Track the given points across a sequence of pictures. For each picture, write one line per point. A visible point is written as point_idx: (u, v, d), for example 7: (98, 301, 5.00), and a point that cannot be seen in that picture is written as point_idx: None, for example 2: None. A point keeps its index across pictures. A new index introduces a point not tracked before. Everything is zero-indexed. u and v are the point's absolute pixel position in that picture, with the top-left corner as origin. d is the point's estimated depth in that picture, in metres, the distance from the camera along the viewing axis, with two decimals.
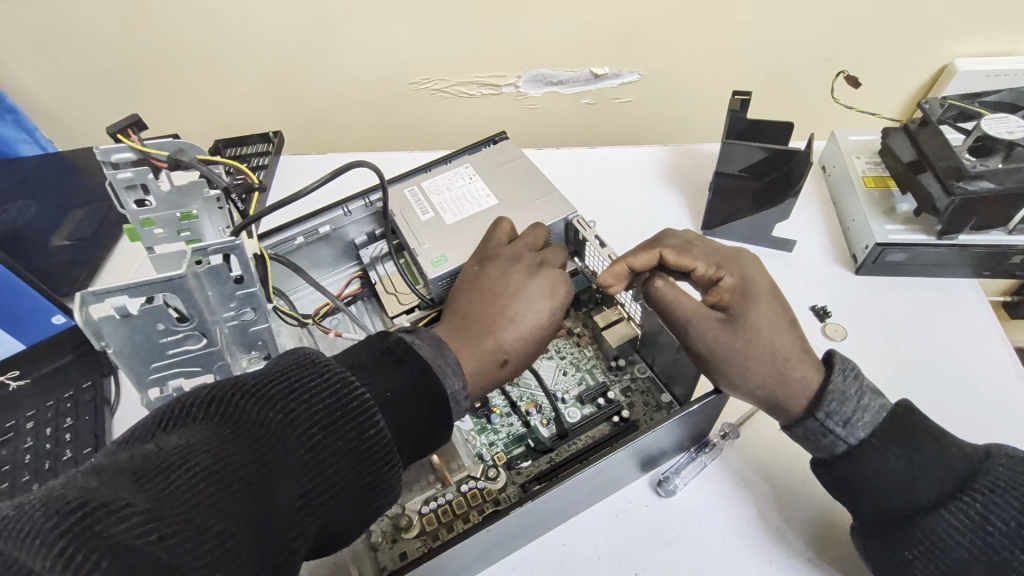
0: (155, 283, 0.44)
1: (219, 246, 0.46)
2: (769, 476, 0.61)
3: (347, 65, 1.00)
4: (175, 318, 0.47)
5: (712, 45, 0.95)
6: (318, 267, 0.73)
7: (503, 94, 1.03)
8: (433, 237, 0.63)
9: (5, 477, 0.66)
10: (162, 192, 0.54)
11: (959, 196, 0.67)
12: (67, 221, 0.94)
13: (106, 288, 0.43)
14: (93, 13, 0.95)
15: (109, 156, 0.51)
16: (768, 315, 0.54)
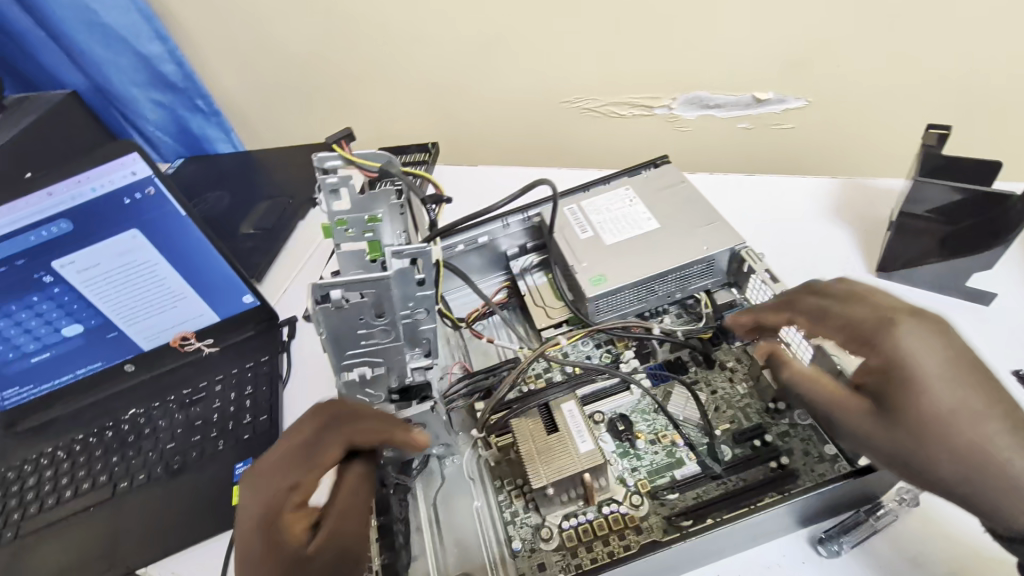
0: (365, 283, 0.50)
1: (412, 250, 0.51)
2: (945, 555, 0.56)
3: (506, 82, 1.06)
4: (375, 313, 0.53)
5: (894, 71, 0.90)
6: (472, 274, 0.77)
7: (655, 116, 1.03)
8: (592, 257, 0.64)
9: (197, 431, 0.75)
10: (357, 197, 0.60)
11: None
12: (253, 213, 1.07)
13: (329, 281, 0.49)
14: (296, 33, 1.09)
15: (324, 163, 0.57)
16: (938, 401, 0.43)
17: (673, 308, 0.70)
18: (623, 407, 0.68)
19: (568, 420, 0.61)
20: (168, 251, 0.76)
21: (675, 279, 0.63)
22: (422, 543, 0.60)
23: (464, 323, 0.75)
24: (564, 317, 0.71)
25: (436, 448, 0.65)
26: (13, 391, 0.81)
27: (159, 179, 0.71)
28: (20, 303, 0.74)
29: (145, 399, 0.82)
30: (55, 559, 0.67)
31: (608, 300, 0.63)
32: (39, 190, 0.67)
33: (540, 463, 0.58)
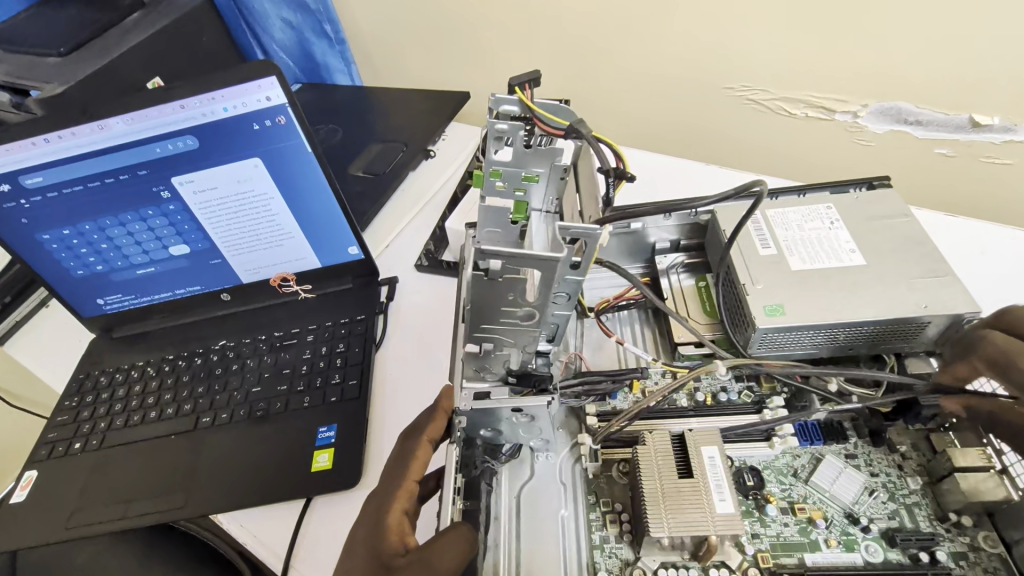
0: (531, 259, 0.41)
1: (581, 231, 0.44)
2: None
3: (667, 57, 0.97)
4: (524, 293, 0.45)
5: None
6: (610, 258, 0.70)
7: (833, 121, 0.94)
8: (770, 279, 0.55)
9: (285, 380, 0.72)
10: (522, 152, 0.56)
11: None
12: (363, 153, 1.02)
13: (493, 249, 0.41)
14: None
15: (499, 107, 0.54)
16: None
17: (838, 365, 0.59)
18: (756, 460, 0.55)
19: (706, 470, 0.47)
20: (286, 185, 0.71)
21: (871, 329, 0.52)
22: (498, 532, 0.55)
23: (592, 311, 0.68)
24: (711, 337, 0.63)
25: (534, 441, 0.58)
26: (116, 298, 0.80)
27: (291, 108, 0.65)
28: (135, 214, 0.72)
29: (237, 332, 0.80)
30: (132, 481, 0.66)
31: (777, 336, 0.53)
32: (171, 102, 0.62)
33: (666, 509, 0.44)
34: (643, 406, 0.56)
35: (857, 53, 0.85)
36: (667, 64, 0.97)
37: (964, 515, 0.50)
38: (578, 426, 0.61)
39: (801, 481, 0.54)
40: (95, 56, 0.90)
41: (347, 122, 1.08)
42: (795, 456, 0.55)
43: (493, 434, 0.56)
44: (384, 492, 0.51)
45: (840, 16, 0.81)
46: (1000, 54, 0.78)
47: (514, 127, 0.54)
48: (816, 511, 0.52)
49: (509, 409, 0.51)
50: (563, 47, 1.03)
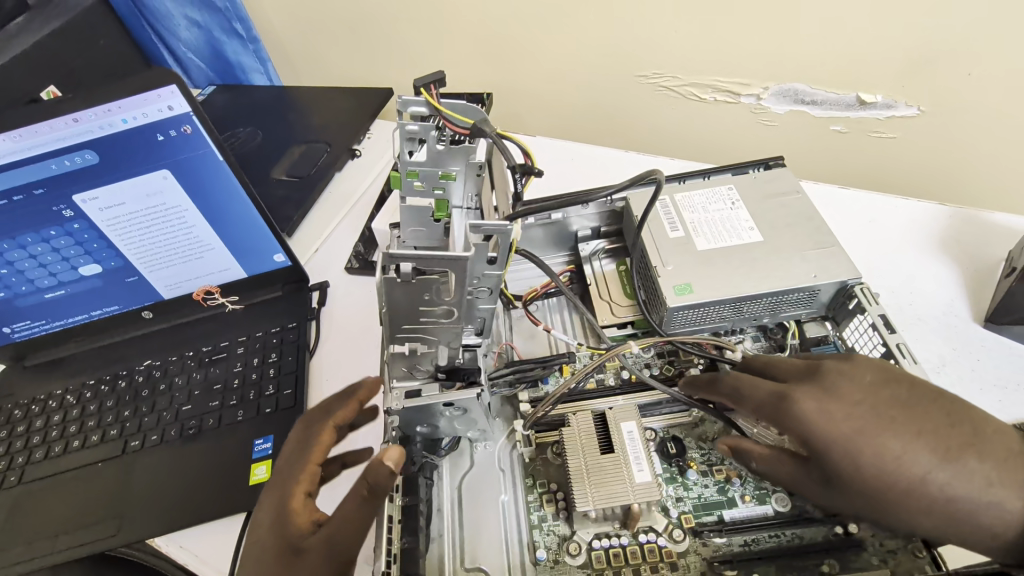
0: (442, 260, 0.43)
1: (491, 228, 0.46)
2: None
3: (582, 47, 0.99)
4: (441, 292, 0.47)
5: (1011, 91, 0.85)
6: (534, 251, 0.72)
7: (740, 104, 0.99)
8: (679, 260, 0.59)
9: (216, 395, 0.71)
10: (435, 151, 0.57)
11: None
12: (285, 156, 1.00)
13: (402, 253, 0.42)
14: None
15: (407, 107, 0.54)
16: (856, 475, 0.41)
17: (752, 330, 0.63)
18: (678, 429, 0.60)
19: (626, 443, 0.49)
20: (198, 197, 0.69)
21: (768, 301, 0.57)
22: (442, 522, 0.57)
23: (520, 301, 0.70)
24: (631, 317, 0.66)
25: (471, 432, 0.59)
26: (24, 325, 0.76)
27: (196, 117, 0.63)
28: (35, 234, 0.68)
29: (163, 350, 0.77)
30: (57, 514, 0.63)
31: (688, 313, 0.57)
32: (63, 116, 0.59)
33: (590, 483, 0.47)
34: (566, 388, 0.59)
35: (757, 39, 0.90)
36: (584, 54, 1.00)
37: None
38: (513, 413, 0.63)
39: (719, 445, 0.58)
40: None
41: (266, 124, 1.05)
42: (713, 422, 0.59)
43: (430, 429, 0.58)
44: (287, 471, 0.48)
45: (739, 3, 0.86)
46: (879, 37, 0.85)
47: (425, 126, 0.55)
48: (732, 470, 0.57)
49: (441, 404, 0.53)
50: (483, 40, 1.04)
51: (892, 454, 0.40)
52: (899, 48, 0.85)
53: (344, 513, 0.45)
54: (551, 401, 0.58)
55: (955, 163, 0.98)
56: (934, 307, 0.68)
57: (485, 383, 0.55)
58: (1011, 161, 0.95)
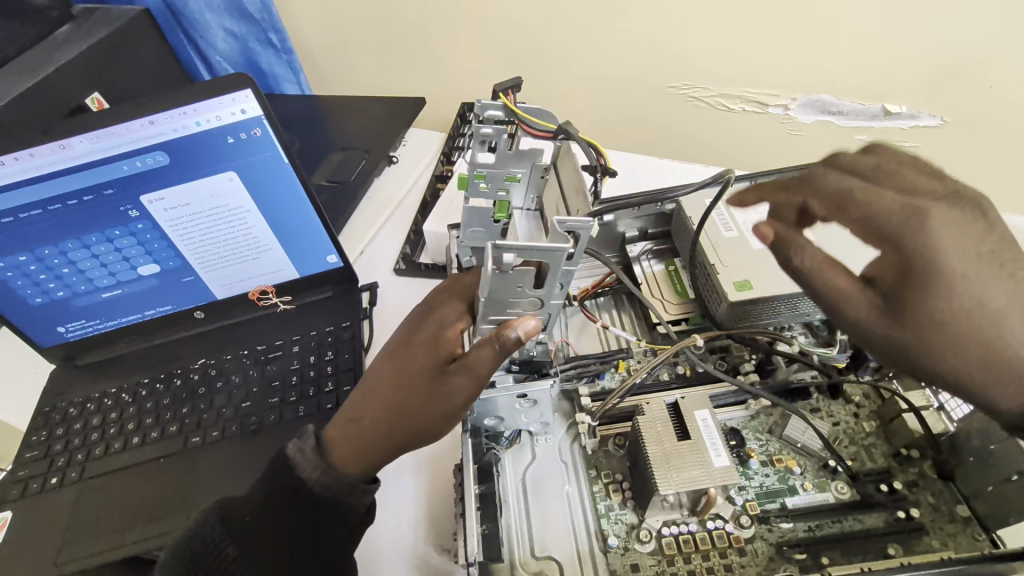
0: (541, 252, 0.43)
1: (575, 224, 0.45)
2: None
3: (615, 58, 1.03)
4: (533, 283, 0.47)
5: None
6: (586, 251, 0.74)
7: (767, 114, 1.03)
8: (736, 259, 0.62)
9: (276, 392, 0.72)
10: (506, 154, 0.58)
11: None
12: (325, 162, 1.02)
13: (507, 244, 0.42)
14: None
15: (484, 112, 0.56)
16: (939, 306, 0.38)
17: (800, 329, 0.67)
18: (735, 421, 0.62)
19: (700, 430, 0.52)
20: (261, 198, 0.71)
21: None
22: (508, 513, 0.57)
23: (575, 299, 0.72)
24: (685, 315, 0.69)
25: (533, 425, 0.61)
26: (78, 325, 0.77)
27: (267, 120, 0.65)
28: (99, 235, 0.69)
29: (216, 349, 0.79)
30: (122, 510, 0.64)
31: (747, 309, 0.60)
32: (141, 118, 0.61)
33: (669, 469, 0.49)
34: (632, 381, 0.61)
35: (787, 53, 0.94)
36: (617, 65, 1.04)
37: (912, 450, 0.58)
38: (572, 407, 0.64)
39: (776, 436, 0.60)
40: (25, 73, 0.84)
41: (303, 132, 1.08)
42: (769, 413, 0.61)
43: (496, 422, 0.59)
44: (438, 315, 0.52)
45: (774, 18, 0.90)
46: (904, 52, 0.89)
47: (499, 129, 0.56)
48: (791, 460, 0.59)
49: (514, 395, 0.55)
50: (518, 52, 1.08)
51: (994, 300, 0.37)
52: (923, 62, 0.90)
53: (476, 359, 0.47)
54: (620, 392, 0.60)
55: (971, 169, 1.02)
56: None
57: (556, 375, 0.58)
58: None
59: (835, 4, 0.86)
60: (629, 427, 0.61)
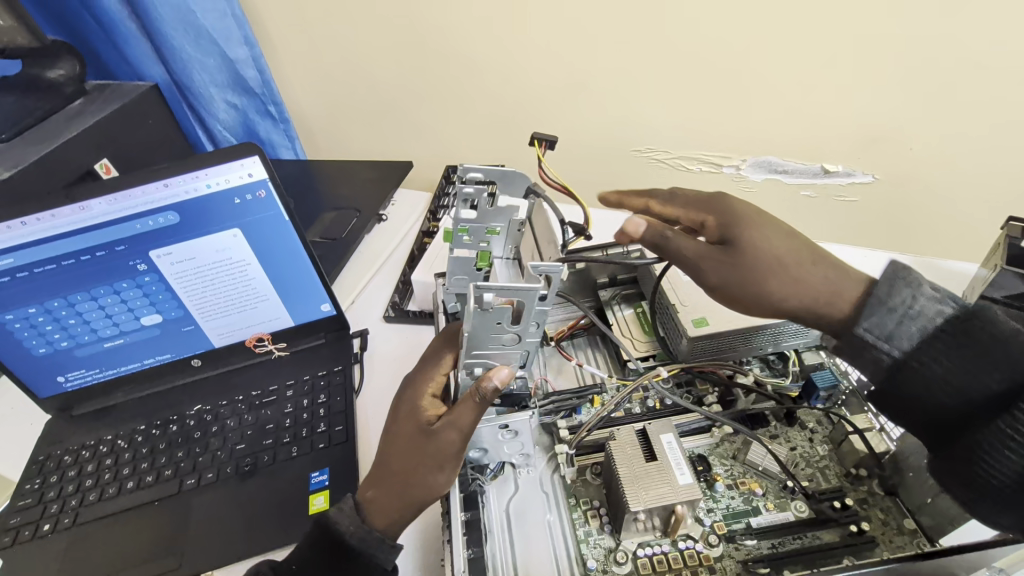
0: (516, 290, 0.49)
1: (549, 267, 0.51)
2: None
3: (585, 126, 1.15)
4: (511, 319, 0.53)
5: (948, 162, 1.03)
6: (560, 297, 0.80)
7: (722, 174, 1.15)
8: (696, 301, 0.70)
9: (270, 435, 0.75)
10: (486, 209, 0.65)
11: None
12: (319, 220, 1.09)
13: (487, 285, 0.49)
14: (389, 60, 1.15)
15: (467, 174, 0.63)
16: (766, 240, 0.58)
17: (757, 361, 0.73)
18: (701, 448, 0.67)
19: (666, 451, 0.57)
20: (262, 253, 0.77)
21: (771, 333, 0.68)
22: (495, 542, 0.60)
23: (552, 339, 0.78)
24: (651, 351, 0.75)
25: (516, 457, 0.65)
26: (78, 374, 0.80)
27: (270, 184, 0.73)
28: (107, 287, 0.74)
29: (212, 396, 0.82)
30: (116, 552, 0.66)
31: (705, 343, 0.67)
32: (155, 181, 0.68)
33: (638, 488, 0.54)
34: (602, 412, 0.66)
35: (735, 121, 1.06)
36: (587, 131, 1.15)
37: (861, 469, 0.64)
38: (551, 441, 0.69)
39: (740, 461, 0.65)
40: (37, 144, 0.91)
41: (298, 193, 1.15)
42: (732, 440, 0.67)
43: (480, 454, 0.63)
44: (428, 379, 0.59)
45: (725, 91, 1.03)
46: (833, 121, 1.02)
47: (480, 191, 0.63)
48: (753, 483, 0.64)
49: (497, 426, 0.60)
50: (499, 120, 1.19)
51: (802, 275, 0.57)
52: (850, 129, 1.03)
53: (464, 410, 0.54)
54: (595, 421, 0.66)
55: (905, 220, 1.14)
56: None
57: (534, 408, 0.63)
58: (953, 219, 1.12)
59: (773, 81, 1.00)
60: (603, 456, 0.66)
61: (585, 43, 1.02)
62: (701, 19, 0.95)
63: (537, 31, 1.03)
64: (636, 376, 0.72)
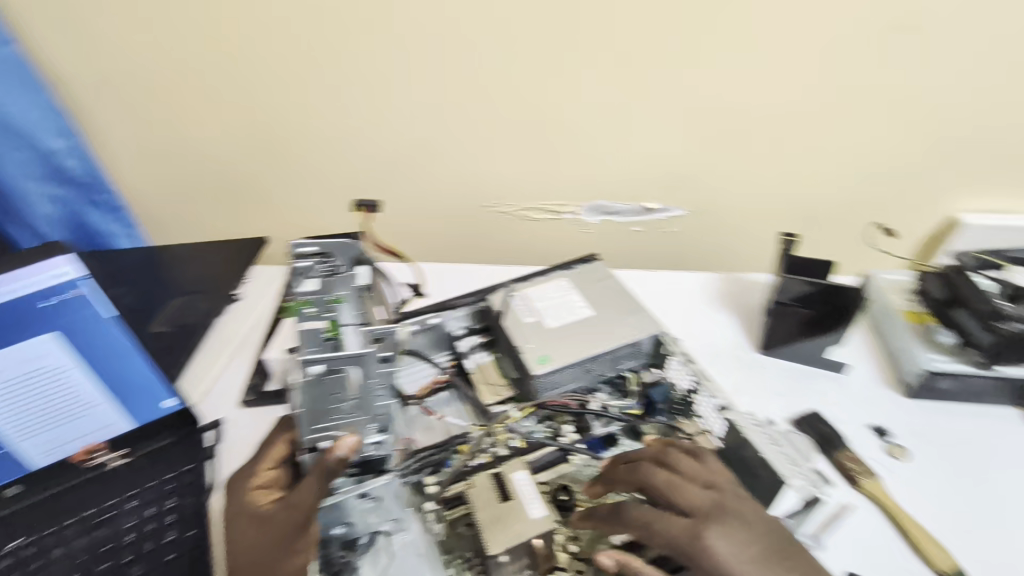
0: (345, 360, 0.54)
1: None
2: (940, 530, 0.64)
3: (428, 187, 1.12)
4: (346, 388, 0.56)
5: (768, 171, 1.02)
6: (419, 353, 0.83)
7: (562, 221, 1.15)
8: (537, 339, 0.75)
9: (109, 556, 0.70)
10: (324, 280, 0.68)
11: (1003, 335, 0.68)
12: (164, 309, 1.03)
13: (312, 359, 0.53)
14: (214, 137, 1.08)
15: (297, 249, 0.70)
16: (724, 539, 0.53)
17: (606, 386, 0.78)
18: (563, 477, 0.71)
19: (520, 491, 0.61)
20: (86, 357, 0.72)
21: (609, 357, 0.74)
22: None
23: (413, 397, 0.80)
24: (509, 393, 0.78)
25: (386, 524, 0.65)
26: None
27: (87, 283, 0.67)
28: None
29: (34, 525, 0.72)
30: None
31: (552, 379, 0.72)
32: None
33: (495, 531, 0.57)
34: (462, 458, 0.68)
35: None
36: (429, 194, 1.13)
37: None
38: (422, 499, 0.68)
39: None
40: None
41: (133, 282, 1.06)
42: (590, 464, 0.71)
43: (346, 529, 0.63)
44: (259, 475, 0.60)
45: (541, 161, 1.06)
46: None
47: (310, 262, 0.70)
48: None
49: (355, 496, 0.59)
50: (326, 196, 1.15)
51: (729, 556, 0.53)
52: None
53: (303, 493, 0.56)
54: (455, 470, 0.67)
55: None
56: (733, 347, 0.85)
57: (394, 470, 0.62)
58: (792, 219, 1.08)
59: None
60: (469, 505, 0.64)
61: (402, 120, 1.03)
62: (506, 97, 0.98)
63: (352, 110, 1.02)
64: (495, 417, 0.75)
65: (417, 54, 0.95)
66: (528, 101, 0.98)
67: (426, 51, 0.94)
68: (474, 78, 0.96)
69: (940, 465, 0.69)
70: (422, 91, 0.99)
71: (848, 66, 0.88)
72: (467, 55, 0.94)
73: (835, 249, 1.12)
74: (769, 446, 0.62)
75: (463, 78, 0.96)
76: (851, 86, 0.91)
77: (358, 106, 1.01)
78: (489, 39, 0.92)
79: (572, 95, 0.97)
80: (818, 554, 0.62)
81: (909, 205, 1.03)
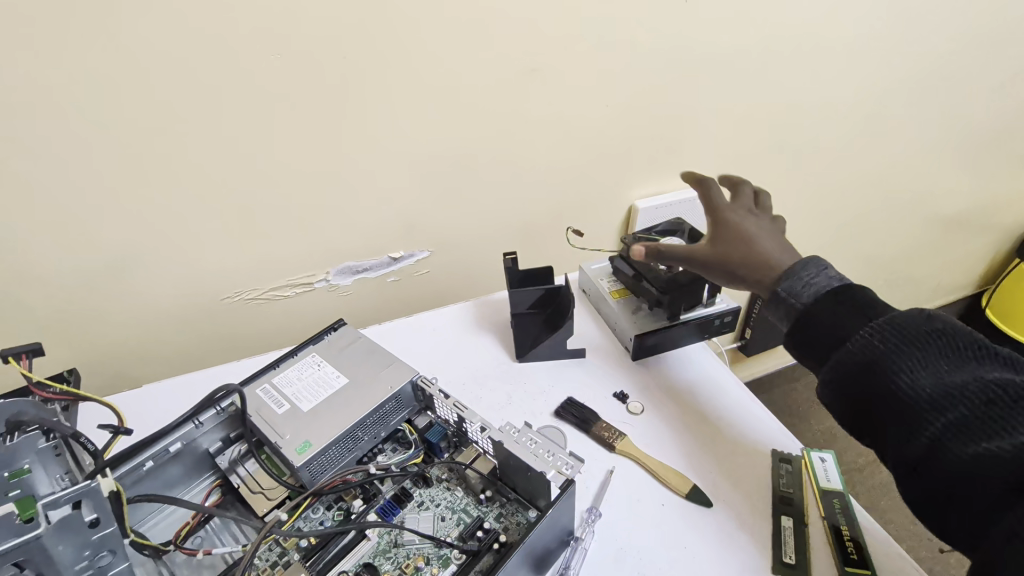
0: (13, 552, 0.47)
1: (73, 493, 0.50)
2: (678, 461, 0.77)
3: (146, 296, 1.01)
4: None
5: (484, 199, 1.14)
6: (173, 488, 0.73)
7: (316, 289, 1.14)
8: (293, 428, 0.72)
9: None
10: None
11: (671, 293, 0.87)
12: None
13: None
14: None
15: None
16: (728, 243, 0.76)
17: (388, 444, 0.78)
18: (364, 557, 0.66)
19: None
20: None
21: (374, 418, 0.74)
22: None
23: (172, 543, 0.68)
24: (285, 493, 0.71)
25: None
26: None
27: None
28: None
29: None
30: None
31: (317, 463, 0.69)
32: None
33: None
34: None
35: None
36: (153, 300, 1.02)
37: (489, 489, 0.71)
38: None
39: (399, 545, 0.67)
40: None
41: None
42: (388, 531, 0.68)
43: None
44: None
45: (266, 238, 1.03)
46: None
47: None
48: (416, 558, 0.65)
49: None
50: (8, 335, 0.95)
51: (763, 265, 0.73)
52: None
53: None
54: None
55: None
56: (494, 365, 0.92)
57: None
58: (517, 235, 1.23)
59: None
60: None
61: (81, 231, 0.90)
62: (203, 184, 0.93)
63: (9, 229, 0.86)
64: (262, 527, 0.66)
65: (77, 163, 0.84)
66: (233, 181, 0.94)
67: (83, 151, 0.83)
68: (157, 170, 0.88)
69: (664, 409, 0.84)
70: (98, 194, 0.87)
71: (517, 106, 1.04)
72: (139, 149, 0.85)
73: (559, 250, 1.30)
74: (531, 444, 0.67)
75: (141, 174, 0.88)
76: (522, 122, 1.06)
77: (13, 227, 0.86)
78: (163, 129, 0.85)
79: (277, 168, 0.95)
80: (594, 525, 0.70)
81: (598, 202, 1.25)
